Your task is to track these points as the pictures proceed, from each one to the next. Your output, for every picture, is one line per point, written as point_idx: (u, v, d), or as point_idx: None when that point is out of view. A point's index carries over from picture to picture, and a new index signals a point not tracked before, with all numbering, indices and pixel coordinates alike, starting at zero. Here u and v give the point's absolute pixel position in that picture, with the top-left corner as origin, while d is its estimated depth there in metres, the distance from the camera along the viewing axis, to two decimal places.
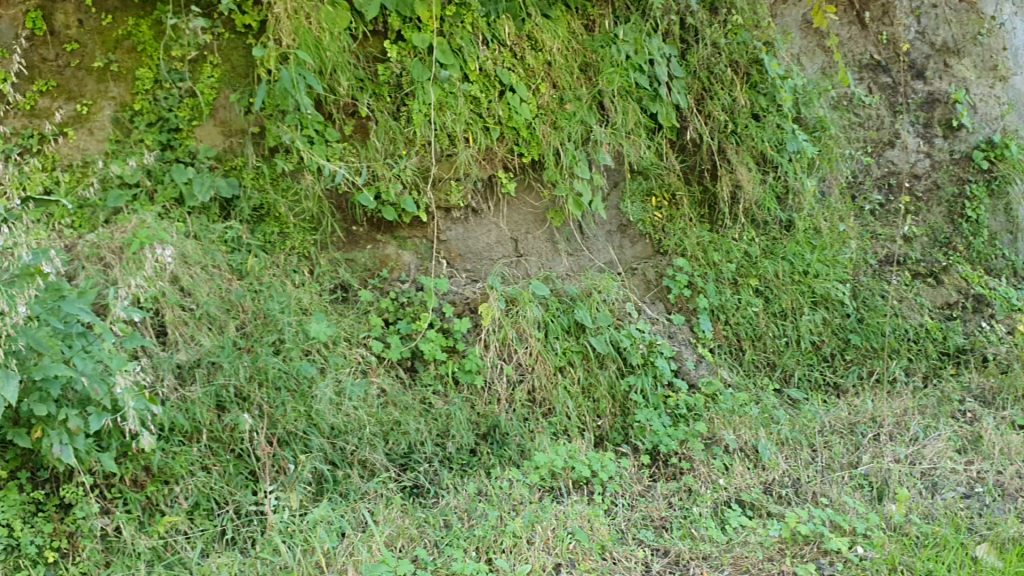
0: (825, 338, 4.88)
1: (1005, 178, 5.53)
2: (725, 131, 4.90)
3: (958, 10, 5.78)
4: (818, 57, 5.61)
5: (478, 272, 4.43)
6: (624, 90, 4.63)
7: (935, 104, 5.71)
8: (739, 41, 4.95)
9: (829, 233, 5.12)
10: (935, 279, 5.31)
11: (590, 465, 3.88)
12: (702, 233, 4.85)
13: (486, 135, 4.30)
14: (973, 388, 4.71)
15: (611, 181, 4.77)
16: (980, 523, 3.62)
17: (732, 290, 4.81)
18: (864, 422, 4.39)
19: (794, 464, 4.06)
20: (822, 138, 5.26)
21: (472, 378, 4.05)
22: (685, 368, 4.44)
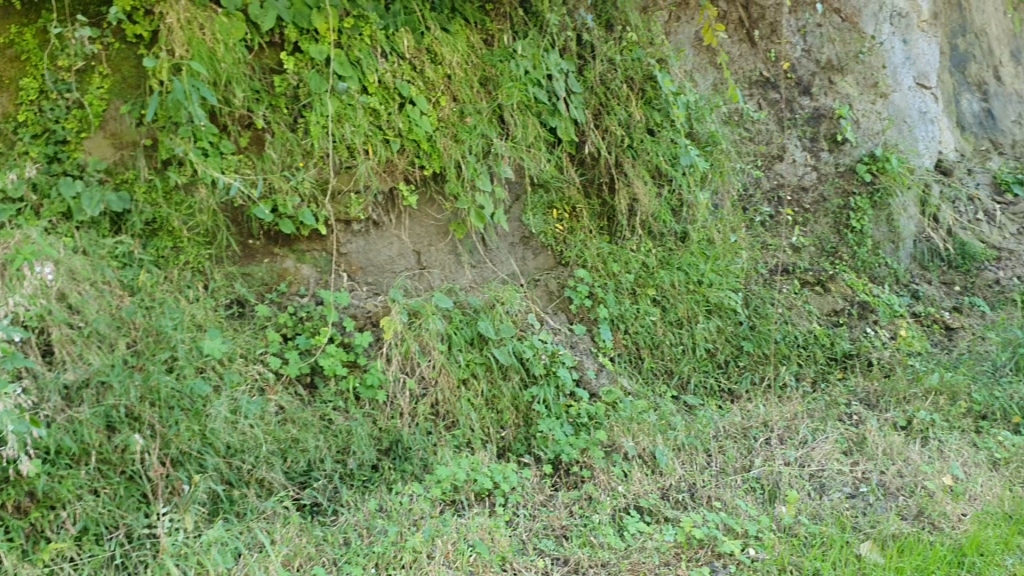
0: (720, 345, 5.02)
1: (886, 190, 5.81)
2: (622, 145, 5.00)
3: (841, 29, 6.08)
4: (710, 73, 5.78)
5: (379, 286, 4.42)
6: (524, 103, 4.66)
7: (821, 119, 5.97)
8: (634, 57, 5.08)
9: (721, 243, 5.28)
10: (822, 287, 5.51)
11: (492, 477, 3.93)
12: (602, 244, 4.92)
13: (386, 147, 4.27)
14: (859, 392, 4.91)
15: (512, 195, 4.82)
16: (864, 522, 3.79)
17: (631, 300, 4.89)
18: (757, 426, 4.53)
19: (690, 469, 4.17)
20: (713, 153, 5.40)
21: (373, 393, 4.02)
22: (586, 377, 4.51)
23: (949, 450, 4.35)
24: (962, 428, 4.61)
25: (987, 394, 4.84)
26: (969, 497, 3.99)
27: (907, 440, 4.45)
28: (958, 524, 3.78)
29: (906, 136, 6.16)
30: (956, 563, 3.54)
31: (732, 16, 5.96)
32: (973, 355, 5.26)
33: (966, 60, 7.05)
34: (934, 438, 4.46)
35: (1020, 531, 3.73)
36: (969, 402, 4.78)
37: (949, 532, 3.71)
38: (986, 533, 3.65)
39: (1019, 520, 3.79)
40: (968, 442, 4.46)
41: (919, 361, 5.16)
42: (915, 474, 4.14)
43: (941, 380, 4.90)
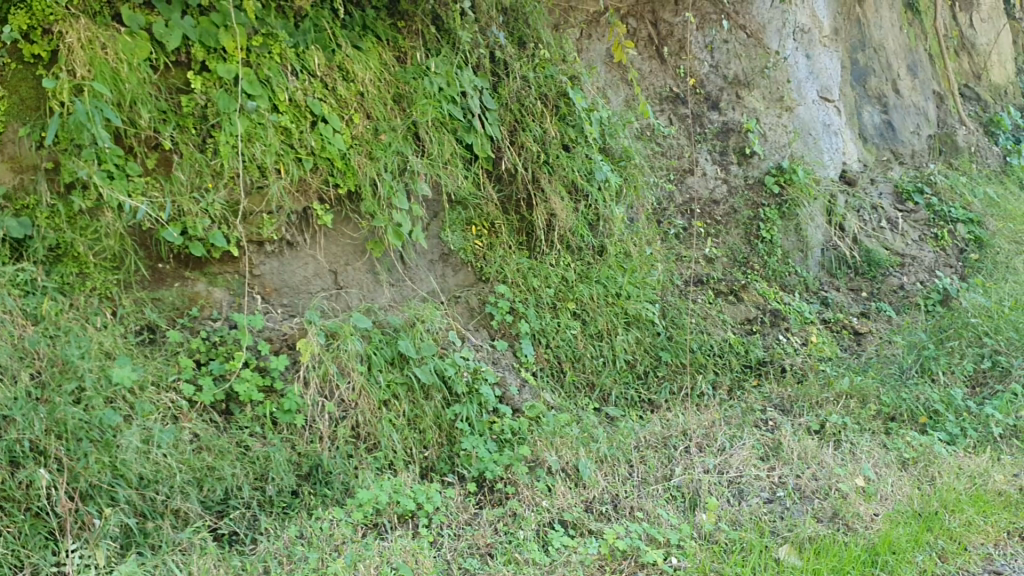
0: (639, 356, 5.08)
1: (794, 201, 6.02)
2: (538, 161, 5.02)
3: (746, 45, 6.25)
4: (621, 90, 5.84)
5: (295, 307, 4.35)
6: (438, 121, 4.66)
7: (729, 133, 6.13)
8: (547, 74, 5.13)
9: (638, 256, 5.34)
10: (734, 296, 5.62)
11: (415, 498, 3.90)
12: (521, 260, 4.95)
13: (298, 166, 4.22)
14: (774, 398, 5.02)
15: (431, 212, 4.79)
16: (782, 526, 3.87)
17: (551, 314, 4.93)
18: (677, 435, 4.59)
19: (612, 480, 4.19)
20: (627, 168, 5.47)
21: (291, 418, 3.94)
22: (508, 394, 4.51)
23: (860, 453, 4.46)
24: (873, 430, 4.74)
25: (894, 396, 4.99)
26: (880, 497, 4.10)
27: (820, 444, 4.56)
28: (871, 524, 3.89)
29: (811, 148, 6.37)
30: (870, 562, 3.63)
31: (641, 33, 6.00)
32: (880, 359, 5.43)
33: (866, 73, 7.31)
34: (846, 441, 4.58)
35: (929, 528, 3.86)
36: (878, 405, 4.93)
37: (863, 531, 3.81)
38: (897, 531, 3.76)
39: (928, 518, 3.92)
40: (878, 443, 4.59)
41: (830, 366, 5.31)
42: (829, 477, 4.25)
43: (851, 385, 5.05)
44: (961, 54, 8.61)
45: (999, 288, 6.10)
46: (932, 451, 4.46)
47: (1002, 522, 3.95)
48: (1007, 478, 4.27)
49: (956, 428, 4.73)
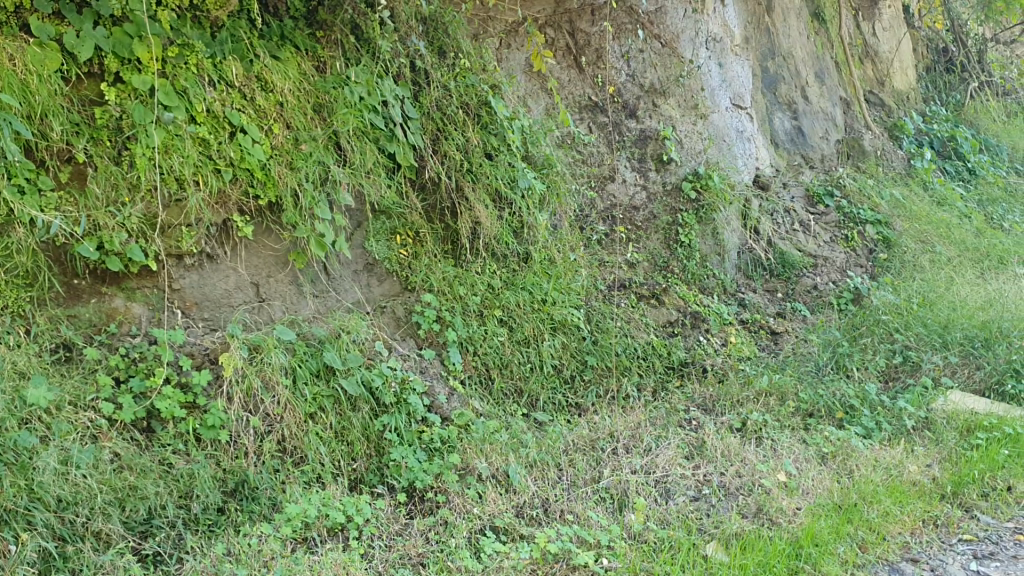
0: (565, 361, 5.14)
1: (710, 207, 6.16)
2: (461, 170, 5.04)
3: (661, 54, 6.41)
4: (541, 99, 5.90)
5: (217, 321, 4.28)
6: (360, 129, 4.65)
7: (647, 141, 6.24)
8: (468, 83, 5.16)
9: (562, 262, 5.42)
10: (657, 299, 5.70)
11: (345, 510, 3.89)
12: (447, 268, 4.95)
13: (217, 177, 4.16)
14: (697, 398, 5.13)
15: (354, 222, 4.77)
16: (709, 523, 3.96)
17: (478, 322, 4.94)
18: (604, 438, 4.64)
19: (542, 484, 4.23)
20: (549, 175, 5.53)
21: (216, 434, 3.89)
22: (437, 403, 4.51)
23: (782, 448, 4.59)
24: (792, 426, 4.87)
25: (812, 393, 5.14)
26: (802, 491, 4.22)
27: (743, 441, 4.67)
28: (794, 518, 4.00)
29: (726, 154, 6.57)
30: (795, 555, 3.75)
31: (559, 43, 6.07)
32: (797, 357, 5.59)
33: (777, 80, 7.53)
34: (767, 438, 4.70)
35: (849, 520, 3.99)
36: (797, 402, 5.07)
37: (787, 525, 3.93)
38: (819, 524, 3.89)
39: (848, 510, 4.05)
40: (798, 439, 4.73)
41: (749, 365, 5.45)
42: (752, 473, 4.35)
43: (770, 383, 5.20)
44: (866, 62, 8.94)
45: (908, 286, 6.36)
46: (849, 445, 4.61)
47: (917, 511, 4.11)
48: (921, 468, 4.45)
49: (872, 422, 4.89)
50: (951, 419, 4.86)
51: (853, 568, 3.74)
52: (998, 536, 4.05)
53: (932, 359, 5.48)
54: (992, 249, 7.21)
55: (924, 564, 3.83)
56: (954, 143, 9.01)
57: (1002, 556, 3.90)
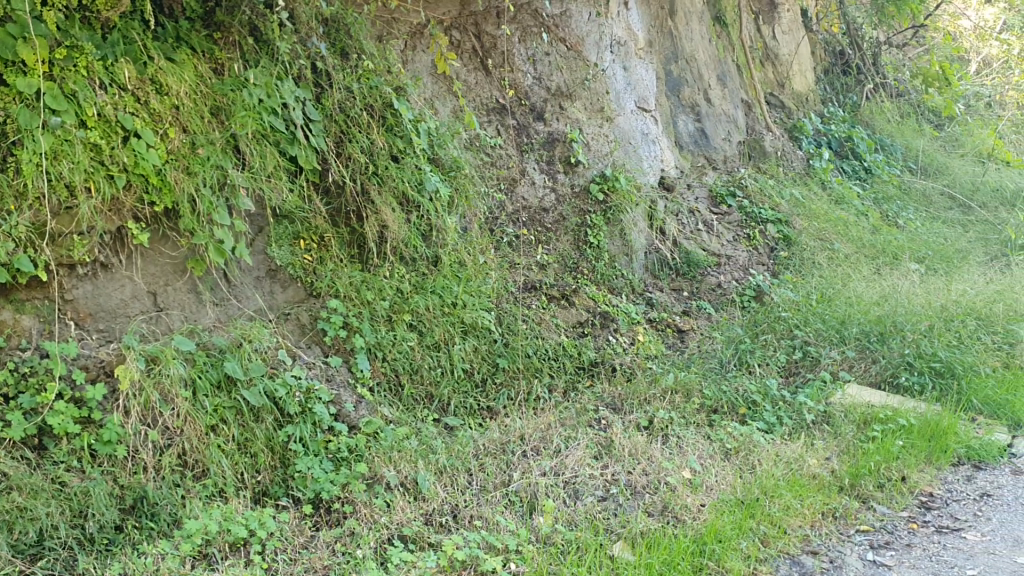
0: (476, 365, 5.07)
1: (618, 207, 6.21)
2: (365, 173, 4.92)
3: (566, 57, 6.43)
4: (448, 100, 5.79)
5: (113, 332, 4.12)
6: (259, 132, 4.52)
7: (555, 143, 6.24)
8: (371, 85, 5.03)
9: (472, 265, 5.33)
10: (567, 300, 5.70)
11: (247, 524, 3.78)
12: (353, 273, 4.84)
13: (110, 183, 4.00)
14: (606, 397, 5.15)
15: (255, 227, 4.65)
16: (616, 523, 3.98)
17: (387, 327, 4.85)
18: (514, 441, 4.61)
19: (451, 490, 4.18)
20: (457, 178, 5.39)
21: (112, 449, 3.74)
22: (344, 411, 4.41)
23: (687, 446, 4.63)
24: (697, 423, 4.93)
25: (716, 390, 5.21)
26: (706, 488, 4.27)
27: (650, 439, 4.70)
28: (698, 515, 4.05)
29: (632, 155, 6.63)
30: (698, 552, 3.79)
31: (465, 46, 5.97)
32: (702, 354, 5.67)
33: (680, 83, 7.64)
34: (672, 435, 4.74)
35: (752, 515, 4.05)
36: (702, 398, 5.14)
37: (691, 523, 3.97)
38: (722, 520, 3.93)
39: (750, 505, 4.11)
40: (703, 435, 4.78)
41: (656, 364, 5.51)
42: (658, 471, 4.38)
43: (676, 380, 5.25)
44: (766, 65, 9.14)
45: (806, 283, 6.53)
46: (751, 440, 4.68)
47: (816, 504, 4.20)
48: (820, 462, 4.55)
49: (773, 416, 4.99)
50: (849, 412, 4.98)
51: (755, 562, 3.80)
52: (893, 525, 4.16)
53: (830, 354, 5.62)
54: (887, 246, 7.44)
55: (823, 556, 3.91)
56: (851, 143, 9.28)
57: (896, 545, 4.01)
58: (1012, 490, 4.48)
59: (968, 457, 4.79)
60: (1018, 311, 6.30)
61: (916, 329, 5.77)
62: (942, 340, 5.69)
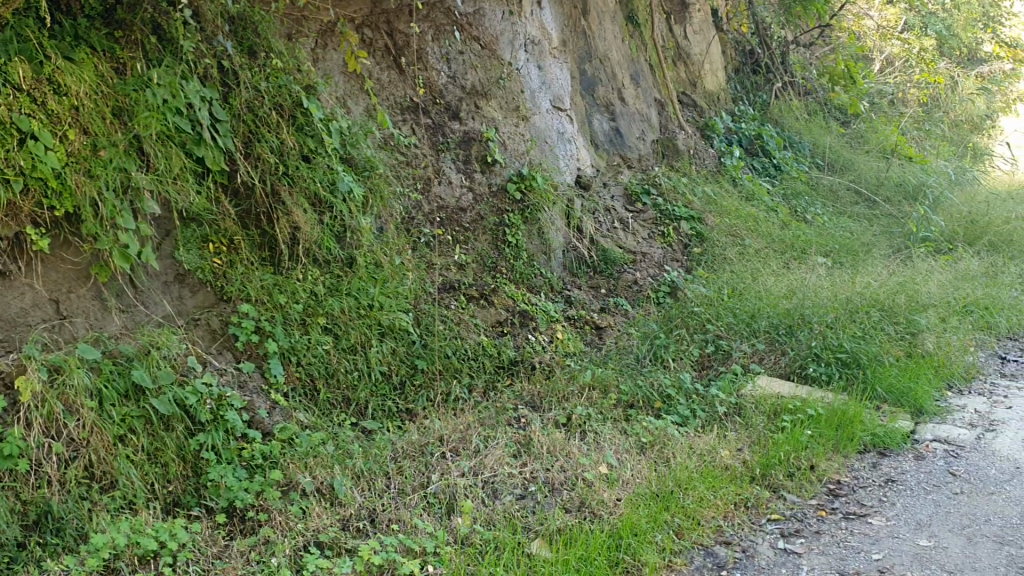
0: (394, 366, 5.00)
1: (535, 207, 6.22)
2: (276, 173, 4.81)
3: (481, 56, 6.41)
4: (361, 100, 5.69)
5: (12, 342, 3.94)
6: (164, 133, 4.39)
7: (472, 142, 6.20)
8: (280, 83, 4.92)
9: (388, 266, 5.24)
10: (486, 300, 5.66)
11: (157, 536, 3.66)
12: (264, 276, 4.72)
13: (6, 187, 3.84)
14: (525, 396, 5.13)
15: (162, 231, 4.52)
16: (534, 521, 3.98)
17: (301, 331, 4.73)
18: (433, 442, 4.54)
19: (368, 495, 4.11)
20: (371, 178, 5.32)
21: (12, 463, 3.60)
22: (257, 417, 4.32)
23: (604, 441, 4.65)
24: (614, 418, 4.96)
25: (632, 385, 5.25)
26: (622, 482, 4.31)
27: (568, 436, 4.71)
28: (615, 510, 4.08)
29: (547, 154, 6.65)
30: (615, 546, 3.82)
31: (378, 43, 5.92)
32: (618, 351, 5.71)
33: (594, 82, 7.70)
34: (590, 431, 4.76)
35: (667, 507, 4.10)
36: (618, 394, 5.17)
37: (607, 517, 4.00)
38: (638, 513, 3.97)
39: (665, 498, 4.16)
40: (620, 430, 4.81)
41: (574, 361, 5.52)
42: (575, 467, 4.39)
43: (593, 377, 5.27)
44: (678, 64, 9.28)
45: (719, 278, 6.65)
46: (666, 433, 4.74)
47: (729, 495, 4.27)
48: (732, 453, 4.63)
49: (687, 410, 5.07)
50: (760, 403, 5.08)
51: (670, 555, 3.86)
52: (803, 513, 4.26)
53: (740, 347, 5.75)
54: (796, 240, 7.63)
55: (736, 546, 3.99)
56: (761, 141, 9.50)
57: (806, 532, 4.11)
58: (914, 475, 4.62)
59: (873, 444, 4.92)
60: (918, 301, 6.52)
61: (823, 320, 5.92)
62: (848, 332, 5.83)
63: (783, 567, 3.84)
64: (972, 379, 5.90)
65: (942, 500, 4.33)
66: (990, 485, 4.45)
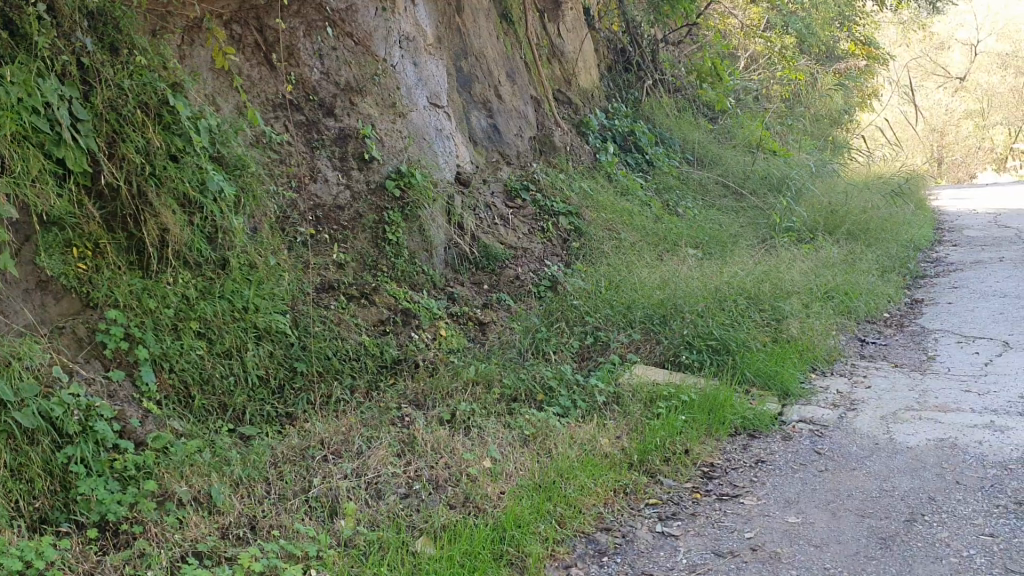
0: (271, 371, 4.90)
1: (415, 204, 6.16)
2: (142, 174, 4.63)
3: (354, 53, 6.34)
4: (231, 97, 5.55)
5: None
6: (19, 134, 4.15)
7: (347, 139, 6.12)
8: (144, 81, 4.76)
9: (263, 267, 5.13)
10: (367, 299, 5.58)
11: (22, 556, 3.40)
12: (133, 280, 4.53)
13: None
14: (408, 394, 5.09)
15: (20, 236, 4.25)
16: (418, 519, 3.98)
17: (173, 336, 4.58)
18: (313, 446, 4.49)
19: (247, 502, 4.03)
20: (242, 177, 5.20)
21: None
22: (129, 427, 4.15)
23: (487, 435, 4.67)
24: (498, 412, 4.99)
25: (514, 378, 5.30)
26: (505, 476, 4.35)
27: (452, 432, 4.71)
28: (498, 503, 4.12)
29: (426, 151, 6.62)
30: (499, 539, 3.86)
31: (247, 40, 5.80)
32: (501, 345, 5.74)
33: (470, 80, 7.73)
34: (474, 426, 4.77)
35: (549, 498, 4.17)
36: (501, 388, 5.20)
37: (490, 511, 4.03)
38: (521, 506, 4.02)
39: (547, 488, 4.23)
40: (503, 423, 4.85)
41: (458, 357, 5.52)
42: (459, 463, 4.40)
43: (476, 372, 5.28)
44: (553, 62, 9.37)
45: (596, 272, 6.79)
46: (548, 425, 4.81)
47: (609, 482, 4.37)
48: (611, 440, 4.73)
49: (568, 401, 5.15)
50: (637, 392, 5.21)
51: (553, 544, 3.92)
52: (679, 497, 4.41)
53: (618, 338, 5.89)
54: (668, 234, 7.85)
55: (616, 532, 4.09)
56: (633, 137, 9.74)
57: (682, 516, 4.24)
58: (782, 455, 4.83)
59: (744, 427, 5.14)
60: (782, 288, 6.80)
61: (694, 309, 6.12)
62: (717, 320, 6.05)
63: (661, 549, 3.95)
64: (834, 361, 6.20)
65: (808, 478, 4.53)
66: (852, 461, 4.68)
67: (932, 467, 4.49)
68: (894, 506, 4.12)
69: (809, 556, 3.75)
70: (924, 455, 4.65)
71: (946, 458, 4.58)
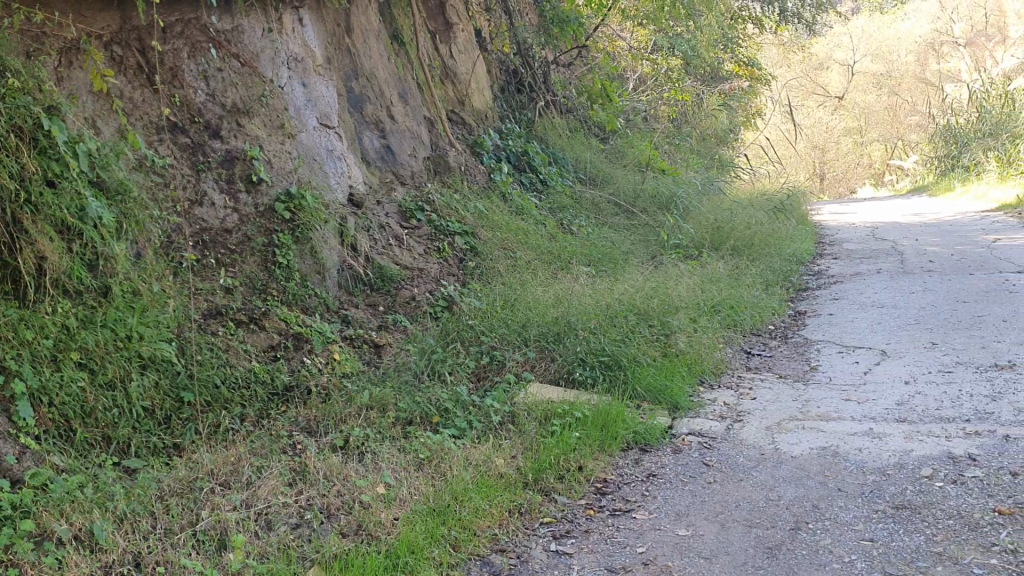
0: (157, 402, 4.77)
1: (306, 226, 6.07)
2: (17, 200, 4.44)
3: (241, 74, 6.25)
4: (112, 120, 5.40)
5: None
6: None
7: (234, 161, 6.00)
8: (19, 103, 4.57)
9: (148, 294, 4.97)
10: (256, 324, 5.47)
11: None
12: (8, 310, 4.30)
13: None
14: (300, 421, 5.00)
15: None
16: (309, 549, 3.90)
17: (52, 369, 4.38)
18: (201, 478, 4.36)
19: (132, 538, 3.88)
20: (124, 202, 5.05)
21: None
22: (4, 465, 3.93)
23: (381, 461, 4.62)
24: (393, 436, 4.94)
25: (410, 402, 5.25)
26: (399, 501, 4.31)
27: (345, 459, 4.65)
28: (392, 529, 4.07)
29: (316, 172, 6.55)
30: (392, 566, 3.82)
31: (129, 61, 5.67)
32: (396, 367, 5.69)
33: (363, 100, 7.67)
34: (367, 452, 4.72)
35: (444, 521, 4.16)
36: (396, 411, 5.15)
37: (384, 538, 3.99)
38: (414, 532, 3.99)
39: (441, 512, 4.21)
40: (398, 447, 4.81)
41: (352, 381, 5.45)
42: (352, 490, 4.34)
43: (370, 396, 5.22)
44: (446, 82, 9.40)
45: (491, 291, 6.83)
46: (443, 448, 4.79)
47: (503, 503, 4.39)
48: (506, 460, 4.75)
49: (464, 422, 5.15)
50: (531, 411, 5.25)
51: (446, 569, 3.91)
52: (573, 514, 4.45)
53: (513, 356, 5.92)
54: (562, 252, 7.95)
55: (511, 553, 4.10)
56: (527, 157, 9.84)
57: (576, 533, 4.28)
58: (672, 468, 4.93)
59: (636, 441, 5.23)
60: (671, 304, 6.96)
61: (587, 326, 6.22)
62: (609, 336, 6.15)
63: (556, 568, 3.97)
64: (721, 373, 6.38)
65: (698, 491, 4.63)
66: (739, 472, 4.81)
67: (815, 476, 4.65)
68: (780, 516, 4.25)
69: (699, 568, 3.83)
70: (808, 463, 4.81)
71: (829, 466, 4.74)
